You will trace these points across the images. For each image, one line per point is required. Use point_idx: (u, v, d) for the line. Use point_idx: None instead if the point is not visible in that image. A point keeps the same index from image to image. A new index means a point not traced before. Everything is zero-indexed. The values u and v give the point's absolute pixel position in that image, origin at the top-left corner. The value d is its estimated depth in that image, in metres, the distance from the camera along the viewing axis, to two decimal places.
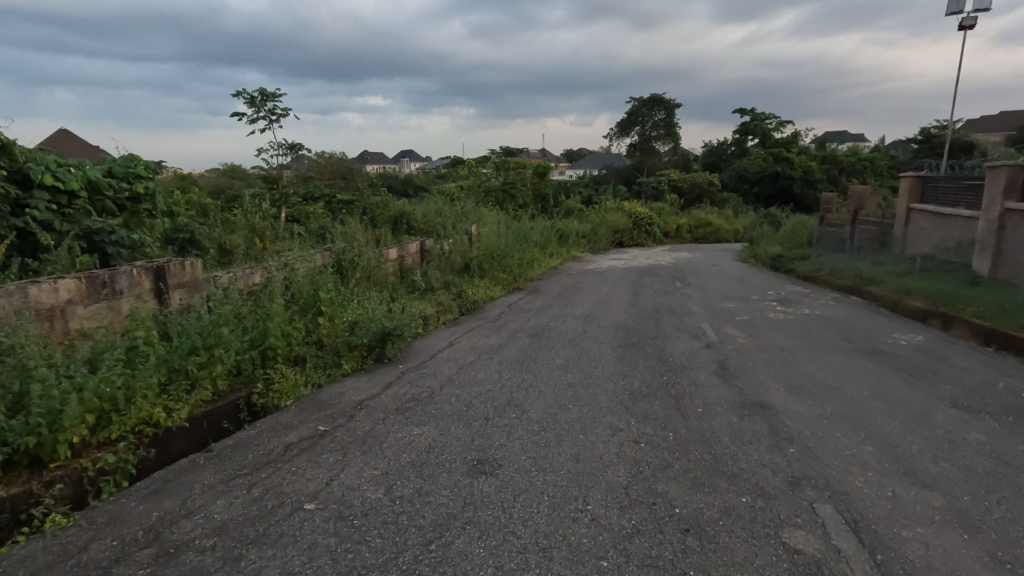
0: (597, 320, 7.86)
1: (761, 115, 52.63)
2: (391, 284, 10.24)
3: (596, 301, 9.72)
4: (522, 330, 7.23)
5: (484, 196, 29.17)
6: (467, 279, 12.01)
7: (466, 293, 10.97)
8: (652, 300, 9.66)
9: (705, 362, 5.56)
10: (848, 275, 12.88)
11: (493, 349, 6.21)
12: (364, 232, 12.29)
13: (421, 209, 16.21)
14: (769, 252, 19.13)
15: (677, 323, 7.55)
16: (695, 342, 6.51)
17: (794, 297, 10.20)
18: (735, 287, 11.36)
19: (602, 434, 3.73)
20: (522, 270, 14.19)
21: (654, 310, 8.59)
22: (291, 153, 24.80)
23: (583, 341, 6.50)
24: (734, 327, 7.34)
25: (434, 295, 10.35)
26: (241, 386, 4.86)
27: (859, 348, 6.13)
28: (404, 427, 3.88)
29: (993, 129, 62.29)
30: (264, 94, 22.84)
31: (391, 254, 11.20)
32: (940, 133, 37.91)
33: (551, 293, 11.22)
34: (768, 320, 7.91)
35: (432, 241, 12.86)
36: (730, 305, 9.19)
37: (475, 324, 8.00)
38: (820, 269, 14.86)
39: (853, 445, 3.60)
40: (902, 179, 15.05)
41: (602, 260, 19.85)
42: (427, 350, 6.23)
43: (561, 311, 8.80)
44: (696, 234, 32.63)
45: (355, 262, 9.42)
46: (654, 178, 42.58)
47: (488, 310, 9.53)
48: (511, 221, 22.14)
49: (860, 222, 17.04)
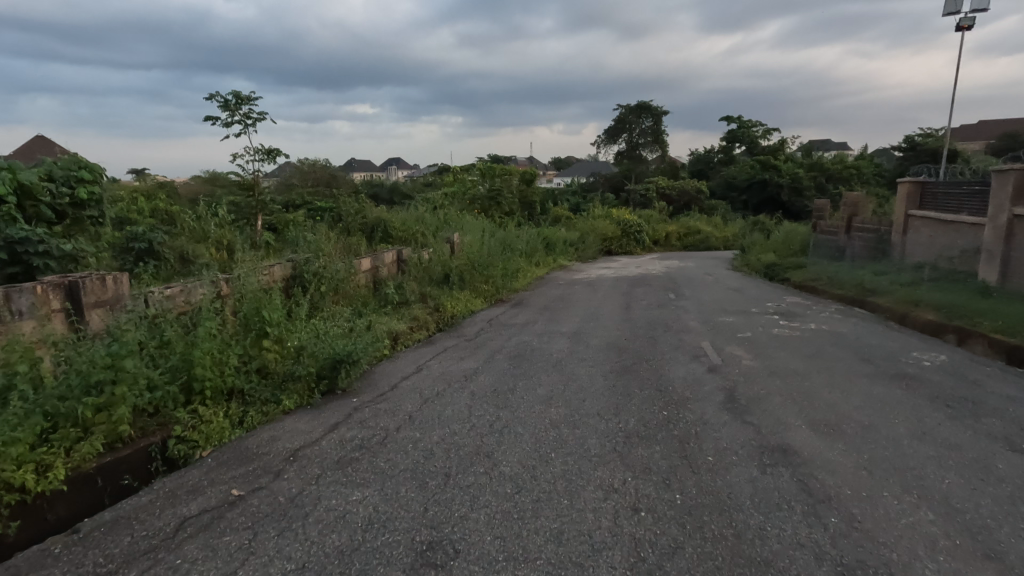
0: (585, 339, 7.07)
1: (748, 123, 52.66)
2: (361, 298, 9.42)
3: (584, 315, 8.95)
4: (500, 352, 6.42)
5: (469, 204, 28.47)
6: (447, 292, 11.21)
7: (445, 308, 10.17)
8: (645, 314, 8.91)
9: (709, 392, 4.80)
10: (848, 285, 12.27)
11: (465, 376, 5.40)
12: (336, 242, 11.46)
13: (401, 216, 15.42)
14: (762, 261, 18.57)
15: (674, 343, 6.79)
16: (697, 365, 5.76)
17: (796, 309, 9.53)
18: (732, 299, 10.68)
19: (592, 500, 2.93)
20: (507, 282, 13.44)
21: (648, 326, 7.84)
22: (269, 160, 24.00)
23: (570, 366, 5.71)
24: (736, 347, 6.61)
25: (408, 310, 9.51)
26: (155, 429, 3.99)
27: (880, 373, 5.42)
28: (340, 491, 3.05)
29: (975, 138, 62.95)
30: (240, 98, 22.10)
31: (364, 265, 10.40)
32: (927, 141, 37.93)
33: (537, 306, 10.44)
34: (773, 338, 7.19)
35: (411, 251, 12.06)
36: (729, 320, 8.46)
37: (450, 343, 7.17)
38: (817, 279, 14.27)
39: (909, 511, 2.85)
40: (900, 185, 14.54)
41: (591, 269, 19.17)
42: (390, 377, 5.41)
43: (546, 328, 8.00)
44: (685, 242, 32.15)
45: (320, 274, 8.57)
46: (643, 186, 42.20)
47: (466, 326, 8.74)
48: (497, 229, 21.44)
49: (856, 230, 16.52)
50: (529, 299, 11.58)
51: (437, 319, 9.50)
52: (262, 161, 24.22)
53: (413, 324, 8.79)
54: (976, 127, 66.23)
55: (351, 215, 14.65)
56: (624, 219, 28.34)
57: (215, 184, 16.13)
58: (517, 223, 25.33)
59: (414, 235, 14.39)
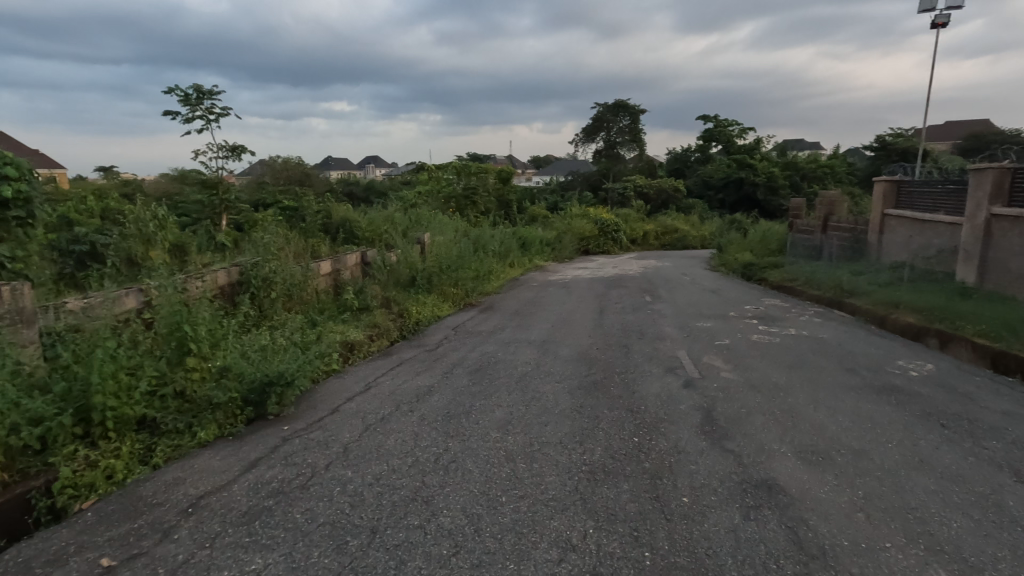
0: (554, 348, 6.57)
1: (724, 122, 52.94)
2: (318, 304, 8.78)
3: (555, 321, 8.47)
4: (460, 365, 5.89)
5: (444, 203, 27.83)
6: (413, 296, 10.63)
7: (410, 314, 9.61)
8: (619, 319, 8.46)
9: (685, 412, 4.34)
10: (826, 286, 12.04)
11: (417, 395, 4.85)
12: (295, 243, 10.79)
13: (369, 216, 14.75)
14: (739, 260, 18.37)
15: (648, 352, 6.33)
16: (672, 379, 5.31)
17: (775, 313, 9.21)
18: (709, 301, 10.33)
19: (543, 564, 2.42)
20: (478, 284, 12.91)
21: (621, 333, 7.39)
22: (233, 156, 23.01)
23: (535, 381, 5.19)
24: (714, 356, 6.19)
25: (369, 317, 8.90)
26: (38, 470, 3.34)
27: (867, 386, 5.05)
28: (238, 557, 2.50)
29: (942, 138, 64.41)
30: (200, 91, 21.12)
31: (323, 268, 9.79)
32: (898, 141, 38.45)
33: (507, 311, 9.92)
34: (752, 345, 6.80)
35: (375, 253, 11.44)
36: (707, 325, 8.06)
37: (408, 354, 6.62)
38: (794, 279, 14.05)
39: (916, 569, 2.41)
40: (876, 184, 14.40)
41: (567, 269, 18.75)
42: (334, 397, 4.84)
43: (514, 335, 7.49)
44: (662, 241, 31.97)
45: (270, 279, 7.90)
46: (620, 184, 42.01)
47: (430, 334, 8.19)
48: (470, 229, 20.87)
49: (832, 229, 16.39)
50: (500, 302, 11.06)
51: (401, 327, 8.92)
52: (227, 158, 23.22)
53: (372, 332, 8.21)
54: (944, 128, 67.78)
55: (315, 214, 13.95)
56: (602, 218, 28.01)
57: (171, 182, 15.26)
58: (493, 223, 24.80)
59: (382, 236, 13.76)
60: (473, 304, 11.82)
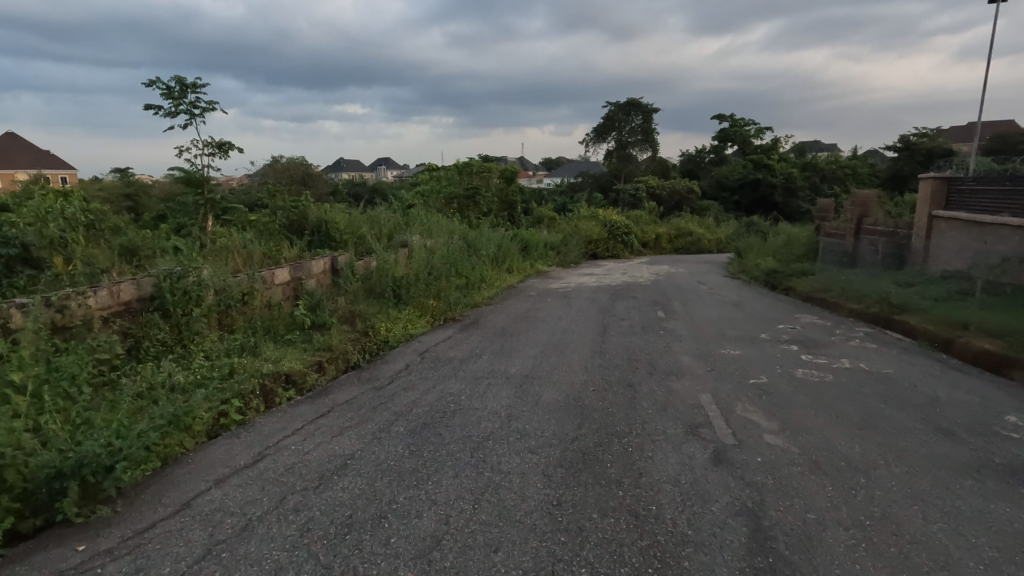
0: (535, 390, 5.00)
1: (740, 122, 50.99)
2: (259, 325, 7.31)
3: (545, 344, 6.93)
4: (403, 417, 4.35)
5: (444, 203, 26.42)
6: (382, 308, 9.13)
7: (373, 333, 8.11)
8: (625, 344, 6.87)
9: (718, 522, 2.78)
10: (868, 300, 10.37)
11: (320, 475, 3.32)
12: (252, 248, 9.35)
13: (350, 216, 13.29)
14: (762, 267, 16.64)
15: (661, 398, 4.75)
16: (695, 447, 3.73)
17: (815, 334, 7.58)
18: (735, 319, 8.73)
19: None
20: (466, 294, 11.38)
21: (627, 366, 5.81)
22: (220, 153, 21.97)
23: (499, 451, 3.64)
24: (749, 405, 4.61)
25: (319, 336, 7.40)
26: None
27: (983, 466, 3.43)
28: None
29: (967, 139, 61.81)
30: (183, 84, 19.90)
31: (279, 276, 8.40)
32: (924, 140, 36.38)
33: (493, 328, 8.37)
34: (796, 386, 5.19)
35: (347, 258, 9.97)
36: (733, 352, 6.47)
37: (347, 394, 5.11)
38: (828, 291, 12.35)
39: None
40: (921, 182, 12.67)
41: (573, 275, 17.18)
42: (199, 477, 3.34)
43: (490, 366, 5.94)
44: (675, 244, 30.28)
45: (194, 292, 6.40)
46: (632, 185, 40.29)
47: (391, 360, 6.69)
48: (468, 231, 19.38)
49: (866, 233, 14.65)
50: (487, 317, 9.54)
51: (355, 349, 7.40)
52: (214, 155, 22.06)
53: (317, 357, 6.71)
54: (968, 128, 65.19)
55: (290, 214, 12.53)
56: (611, 220, 26.38)
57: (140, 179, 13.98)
58: (495, 225, 23.29)
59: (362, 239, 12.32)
60: (457, 317, 10.32)
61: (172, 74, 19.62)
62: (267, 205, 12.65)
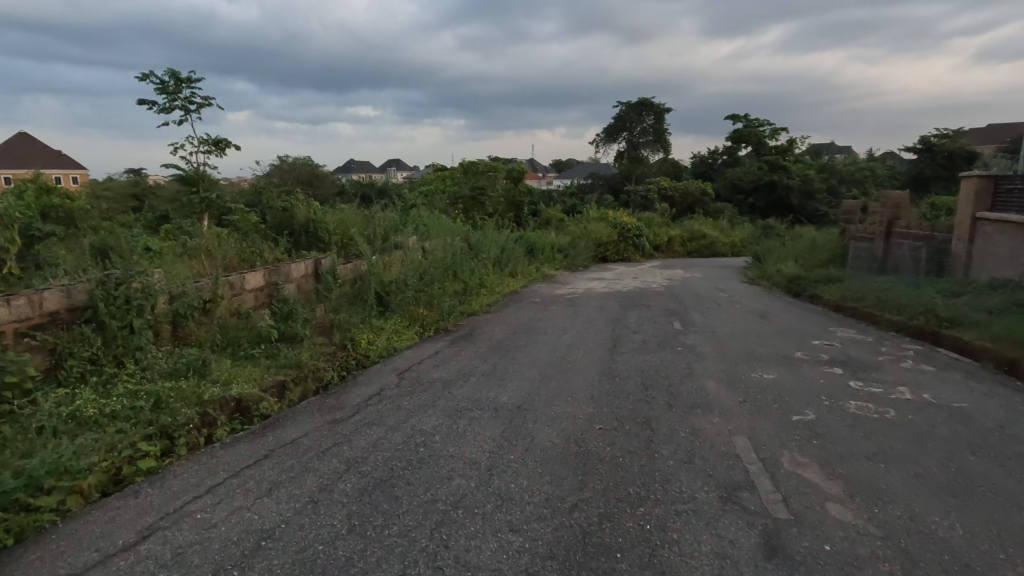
0: (528, 429, 4.04)
1: (755, 122, 49.67)
2: (220, 340, 6.43)
3: (545, 364, 5.99)
4: (355, 467, 3.41)
5: (448, 204, 25.55)
6: (365, 317, 8.22)
7: (351, 346, 7.20)
8: (637, 365, 5.90)
9: None
10: (909, 311, 9.28)
11: (217, 569, 2.41)
12: (226, 251, 8.53)
13: (343, 216, 12.44)
14: (784, 272, 15.54)
15: (685, 441, 3.78)
16: (737, 525, 2.75)
17: (859, 353, 6.55)
18: (762, 332, 7.72)
19: None
20: (464, 301, 10.45)
21: (640, 394, 4.84)
22: (216, 151, 21.38)
23: (470, 530, 2.68)
24: (797, 453, 3.62)
25: (287, 350, 6.51)
26: None
27: None
28: None
29: (990, 141, 59.99)
30: (177, 78, 19.22)
31: (250, 281, 7.54)
32: (946, 141, 34.96)
33: (487, 342, 7.44)
34: (851, 424, 4.18)
35: (331, 262, 9.09)
36: (766, 377, 5.45)
37: (298, 429, 4.19)
38: (860, 300, 11.26)
39: None
40: (963, 181, 11.53)
41: (581, 280, 16.21)
42: (50, 568, 2.44)
43: (477, 393, 5.00)
44: (689, 247, 29.17)
45: (137, 300, 5.51)
46: (644, 186, 39.14)
47: (365, 380, 5.77)
48: (471, 233, 18.46)
49: (899, 237, 13.52)
50: (483, 328, 8.60)
51: (327, 365, 6.50)
52: (211, 152, 21.47)
53: (280, 376, 5.83)
54: (991, 130, 63.33)
55: (278, 213, 11.71)
56: (622, 222, 25.35)
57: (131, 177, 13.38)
58: (501, 226, 22.39)
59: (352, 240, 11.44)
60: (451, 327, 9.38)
61: (166, 69, 18.96)
62: (253, 203, 11.84)
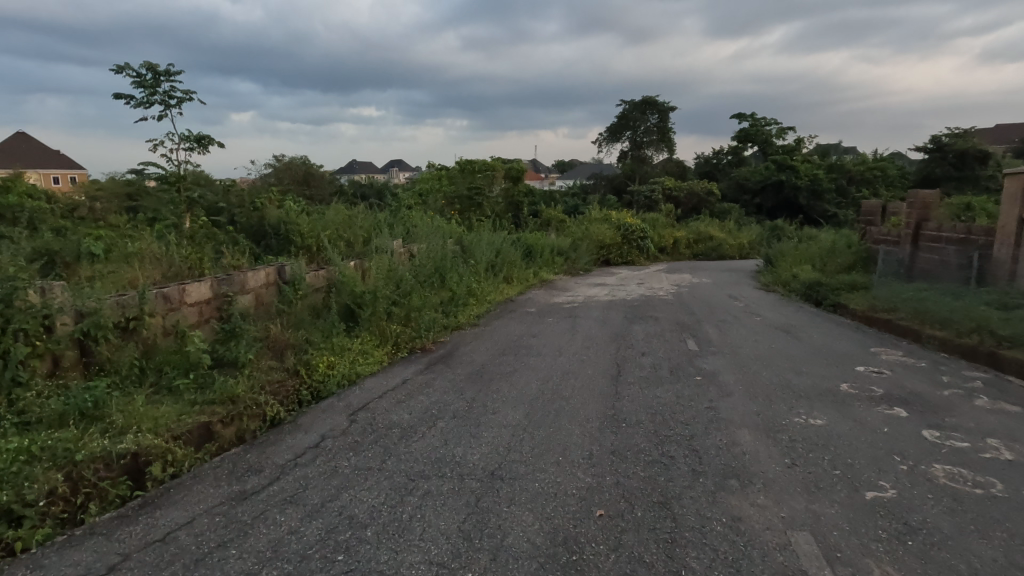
0: (501, 516, 2.91)
1: (761, 121, 48.41)
2: (141, 367, 5.31)
3: (534, 402, 4.85)
4: None
5: (443, 205, 24.41)
6: (329, 334, 7.10)
7: (305, 372, 6.09)
8: (649, 403, 4.75)
9: None
10: (957, 328, 8.07)
11: None
12: (174, 260, 7.43)
13: (319, 217, 11.32)
14: (802, 278, 14.34)
15: (722, 545, 2.64)
16: None
17: (917, 386, 5.36)
18: (793, 355, 6.56)
19: None
20: (448, 312, 9.31)
21: (655, 453, 3.69)
22: (198, 148, 20.38)
23: None
24: (891, 567, 2.48)
25: (222, 379, 5.39)
26: None
27: None
28: None
29: (1001, 141, 58.64)
30: (153, 71, 18.14)
31: (192, 292, 6.39)
32: (958, 140, 33.72)
33: (468, 365, 6.32)
34: (950, 508, 3.01)
35: (297, 267, 7.97)
36: (813, 421, 4.30)
37: (185, 510, 3.07)
38: (893, 312, 10.09)
39: None
40: (1007, 179, 10.29)
41: (581, 286, 15.05)
42: None
43: (440, 449, 3.85)
44: (695, 250, 27.98)
45: (18, 324, 4.39)
46: (647, 187, 37.91)
47: (307, 421, 4.62)
48: (465, 235, 17.32)
49: (931, 240, 12.28)
50: (466, 346, 7.48)
51: (270, 399, 5.39)
52: (192, 150, 20.51)
53: (203, 416, 4.72)
54: (1002, 129, 61.88)
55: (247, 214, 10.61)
56: (625, 223, 24.16)
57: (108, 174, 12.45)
58: (498, 228, 21.25)
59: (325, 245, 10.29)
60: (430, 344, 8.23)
61: (142, 61, 17.88)
62: None
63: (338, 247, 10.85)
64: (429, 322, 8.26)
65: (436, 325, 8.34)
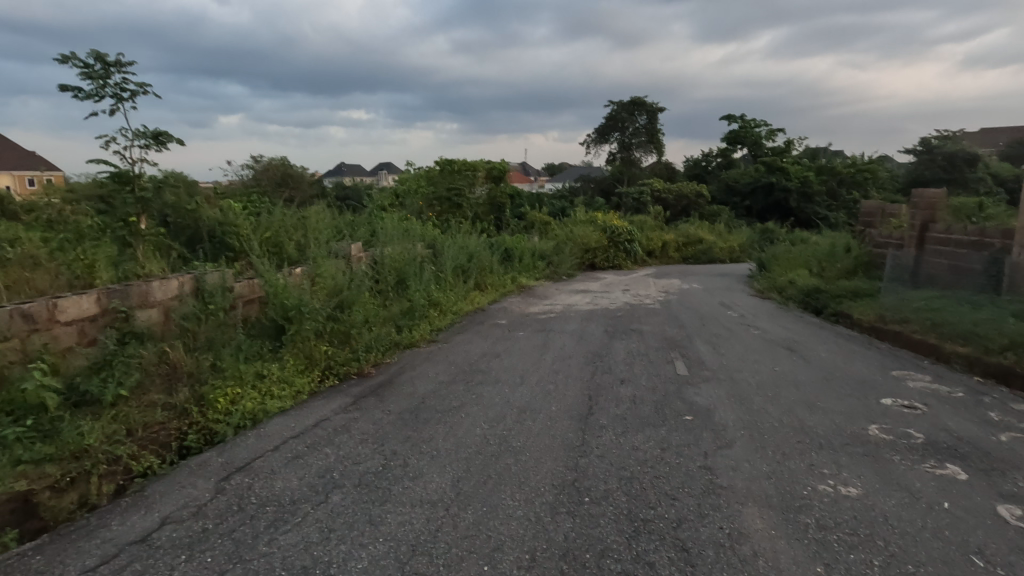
0: None
1: (750, 122, 47.69)
2: None
3: (473, 458, 3.67)
4: None
5: (421, 207, 23.19)
6: (244, 356, 5.86)
7: (198, 408, 4.86)
8: (624, 459, 3.61)
9: None
10: (985, 345, 6.99)
11: None
12: (65, 269, 6.15)
13: (265, 219, 10.07)
14: (799, 284, 13.28)
15: None
16: None
17: (965, 427, 4.24)
18: (803, 382, 5.44)
19: None
20: (402, 327, 8.11)
21: (627, 557, 2.55)
22: (155, 145, 19.02)
23: None
24: None
25: (73, 425, 4.16)
26: None
27: None
28: None
29: (988, 142, 58.68)
30: (101, 60, 16.73)
31: (65, 311, 5.05)
32: (948, 142, 33.15)
33: (406, 398, 5.11)
34: None
35: (222, 277, 6.76)
36: (845, 490, 3.18)
37: None
38: (904, 324, 9.04)
39: None
40: None
41: (562, 293, 13.90)
42: None
43: (317, 549, 2.67)
44: (684, 253, 26.96)
45: None
46: (636, 188, 36.87)
47: (164, 490, 3.41)
48: (438, 237, 16.10)
49: (939, 243, 11.24)
50: (413, 370, 6.27)
51: (137, 450, 4.18)
52: (149, 147, 19.12)
53: (22, 483, 3.51)
54: (987, 133, 61.66)
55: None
56: (612, 225, 23.04)
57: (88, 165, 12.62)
58: (476, 231, 20.05)
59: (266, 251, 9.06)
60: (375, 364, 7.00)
61: (89, 49, 16.47)
62: None
63: (285, 254, 9.63)
64: (374, 338, 7.02)
65: (383, 342, 7.12)
